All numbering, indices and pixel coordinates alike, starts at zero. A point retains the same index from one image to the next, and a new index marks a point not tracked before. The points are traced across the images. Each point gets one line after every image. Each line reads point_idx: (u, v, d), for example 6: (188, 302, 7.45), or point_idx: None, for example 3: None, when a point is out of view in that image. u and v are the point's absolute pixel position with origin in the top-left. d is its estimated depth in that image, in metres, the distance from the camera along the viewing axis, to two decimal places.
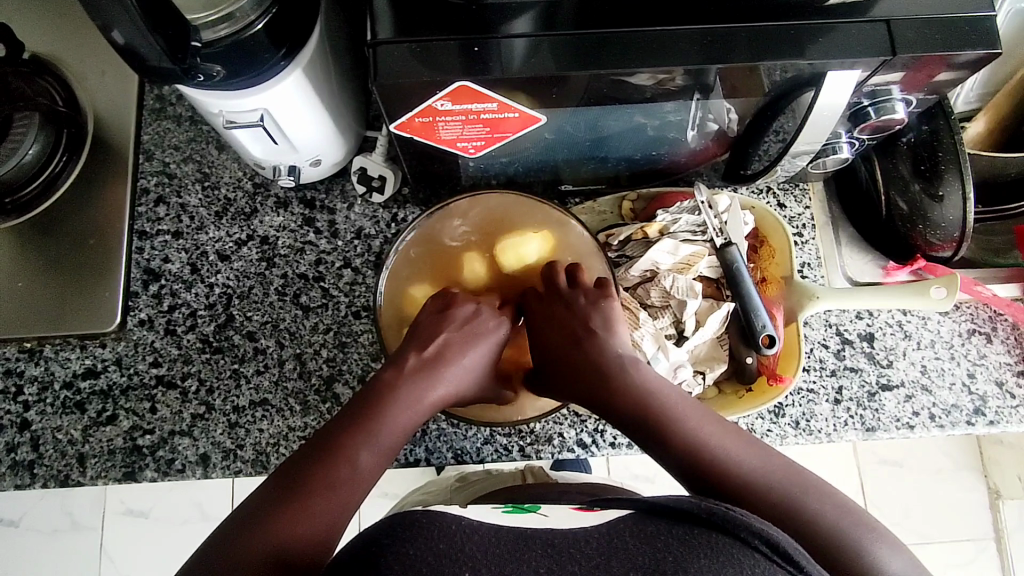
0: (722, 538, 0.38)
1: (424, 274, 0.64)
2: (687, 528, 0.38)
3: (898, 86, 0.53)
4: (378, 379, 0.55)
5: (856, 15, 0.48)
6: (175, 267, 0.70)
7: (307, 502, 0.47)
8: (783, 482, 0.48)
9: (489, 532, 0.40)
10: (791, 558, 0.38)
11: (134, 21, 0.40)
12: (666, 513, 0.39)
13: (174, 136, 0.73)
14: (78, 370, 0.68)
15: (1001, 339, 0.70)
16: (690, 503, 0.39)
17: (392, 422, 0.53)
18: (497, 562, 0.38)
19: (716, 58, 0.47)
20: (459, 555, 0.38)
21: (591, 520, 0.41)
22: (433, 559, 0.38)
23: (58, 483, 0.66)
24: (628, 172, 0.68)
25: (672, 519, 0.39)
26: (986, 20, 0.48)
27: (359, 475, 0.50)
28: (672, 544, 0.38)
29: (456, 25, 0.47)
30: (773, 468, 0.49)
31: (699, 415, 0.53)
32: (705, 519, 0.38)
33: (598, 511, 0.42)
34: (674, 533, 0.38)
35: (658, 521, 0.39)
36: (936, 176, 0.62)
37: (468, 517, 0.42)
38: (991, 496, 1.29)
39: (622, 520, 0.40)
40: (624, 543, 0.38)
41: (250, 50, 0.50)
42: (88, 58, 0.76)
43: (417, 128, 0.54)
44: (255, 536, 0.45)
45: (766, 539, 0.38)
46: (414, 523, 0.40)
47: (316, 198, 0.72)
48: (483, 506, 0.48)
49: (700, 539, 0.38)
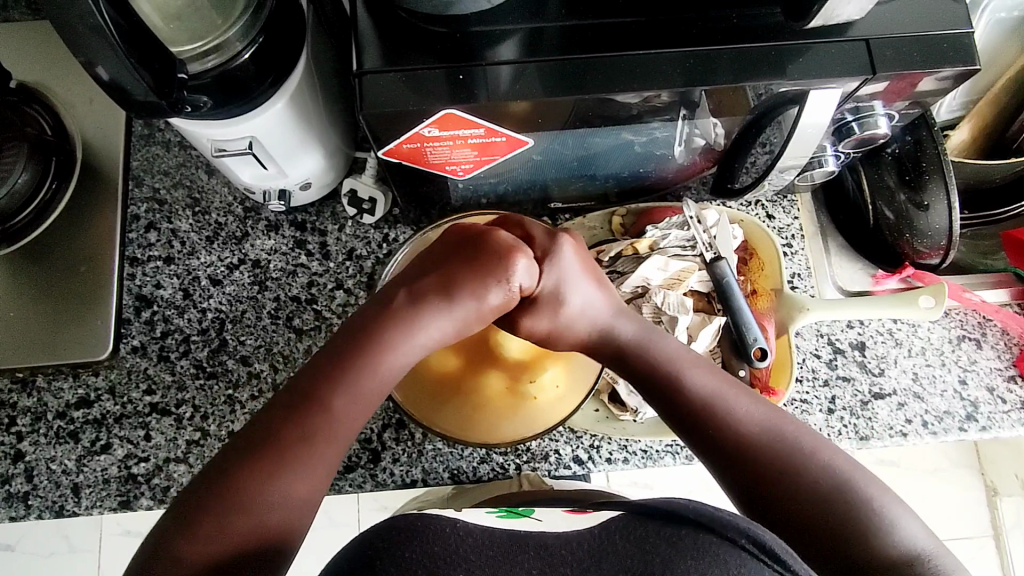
0: (711, 539, 0.39)
1: None
2: (678, 529, 0.39)
3: (880, 100, 0.54)
4: (321, 382, 0.48)
5: (836, 34, 0.48)
6: (167, 293, 0.70)
7: (263, 486, 0.44)
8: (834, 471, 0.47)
9: (482, 534, 0.41)
10: (783, 559, 0.39)
11: (119, 56, 0.41)
12: (657, 516, 0.40)
13: (163, 162, 0.73)
14: (71, 399, 0.68)
15: (991, 344, 0.71)
16: (681, 506, 0.40)
17: (366, 382, 0.49)
18: (491, 562, 0.39)
19: (700, 80, 0.48)
20: (454, 556, 0.39)
21: (583, 523, 0.42)
22: (428, 560, 0.39)
23: (52, 514, 0.65)
24: (617, 188, 0.68)
25: (663, 520, 0.40)
26: (964, 36, 0.48)
27: (315, 454, 0.46)
28: (660, 546, 0.39)
29: (441, 53, 0.48)
30: (832, 455, 0.48)
31: (741, 396, 0.52)
32: (695, 520, 0.40)
33: (592, 513, 0.43)
34: (665, 536, 0.39)
35: (648, 523, 0.40)
36: (920, 186, 0.63)
37: (461, 519, 0.42)
38: (987, 493, 1.28)
39: (613, 522, 0.41)
40: (614, 544, 0.39)
41: (237, 80, 0.51)
42: (75, 86, 0.76)
43: (405, 153, 0.54)
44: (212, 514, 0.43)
45: (757, 539, 0.39)
46: (406, 528, 0.40)
47: (308, 220, 0.72)
48: (475, 510, 0.48)
49: (688, 540, 0.39)
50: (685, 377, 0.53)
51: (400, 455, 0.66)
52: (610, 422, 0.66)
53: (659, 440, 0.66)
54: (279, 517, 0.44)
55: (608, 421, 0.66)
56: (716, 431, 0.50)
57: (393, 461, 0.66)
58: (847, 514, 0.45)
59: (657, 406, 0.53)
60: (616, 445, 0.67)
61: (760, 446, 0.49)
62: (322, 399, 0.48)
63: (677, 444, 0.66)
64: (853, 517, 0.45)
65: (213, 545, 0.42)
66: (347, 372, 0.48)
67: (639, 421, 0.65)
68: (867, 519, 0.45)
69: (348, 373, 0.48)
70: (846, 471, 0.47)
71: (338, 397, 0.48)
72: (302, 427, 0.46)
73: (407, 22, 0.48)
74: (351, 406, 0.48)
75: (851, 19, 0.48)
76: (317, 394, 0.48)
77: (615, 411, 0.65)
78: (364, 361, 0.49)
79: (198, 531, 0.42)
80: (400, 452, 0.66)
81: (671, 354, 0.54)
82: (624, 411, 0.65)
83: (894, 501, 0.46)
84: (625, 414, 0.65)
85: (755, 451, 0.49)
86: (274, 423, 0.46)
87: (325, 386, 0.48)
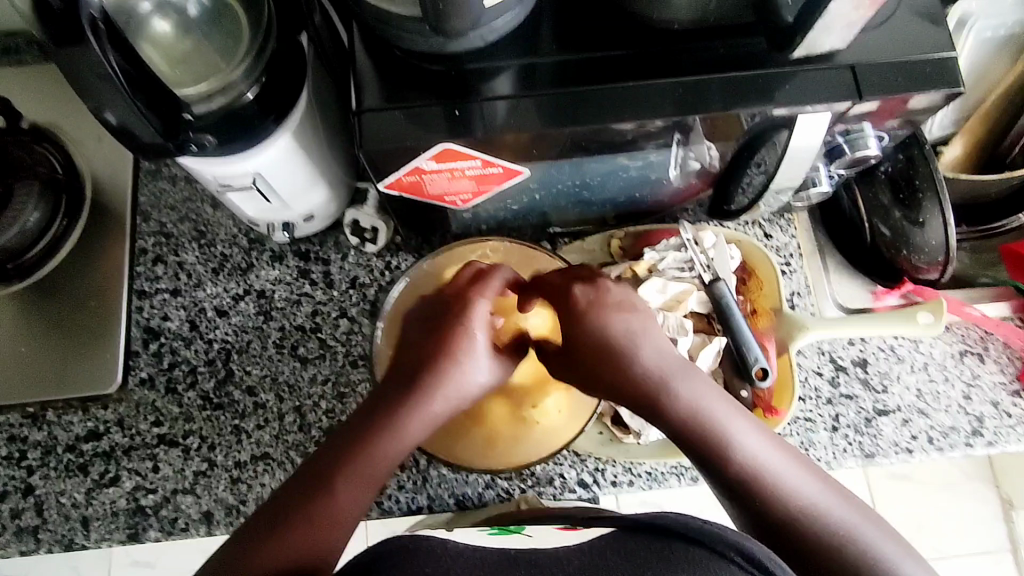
0: (699, 552, 0.41)
1: None
2: (663, 543, 0.42)
3: (869, 122, 0.54)
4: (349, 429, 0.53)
5: (823, 62, 0.49)
6: (174, 324, 0.71)
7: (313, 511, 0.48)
8: (822, 507, 0.48)
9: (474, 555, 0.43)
10: (763, 566, 0.42)
11: (127, 102, 0.42)
12: (645, 530, 0.43)
13: (170, 197, 0.75)
14: (81, 432, 0.68)
15: (994, 358, 0.70)
16: (670, 519, 0.43)
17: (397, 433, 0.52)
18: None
19: (691, 109, 0.49)
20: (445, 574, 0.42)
21: (574, 539, 0.45)
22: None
23: (62, 547, 0.66)
24: (614, 212, 0.69)
25: (650, 535, 0.43)
26: (949, 60, 0.50)
27: (356, 488, 0.49)
28: (650, 558, 0.41)
29: (438, 90, 0.49)
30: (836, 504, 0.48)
31: (750, 432, 0.52)
32: (682, 534, 0.42)
33: (581, 529, 0.47)
34: (652, 548, 0.42)
35: (638, 536, 0.43)
36: (915, 203, 0.64)
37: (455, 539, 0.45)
38: (1003, 507, 1.24)
39: (603, 537, 0.44)
40: (605, 558, 0.42)
41: (241, 119, 0.52)
42: (84, 126, 0.78)
43: (404, 185, 0.55)
44: (258, 543, 0.46)
45: (741, 551, 0.42)
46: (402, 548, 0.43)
47: (311, 250, 0.73)
48: (469, 530, 0.51)
49: (678, 554, 0.41)
50: (719, 424, 0.52)
51: (405, 482, 0.66)
52: (613, 445, 0.66)
53: (664, 462, 0.66)
54: (322, 540, 0.47)
55: (611, 443, 0.66)
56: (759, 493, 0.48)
57: (398, 488, 0.66)
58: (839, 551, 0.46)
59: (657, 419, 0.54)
60: (621, 467, 0.67)
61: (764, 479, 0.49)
62: (359, 441, 0.52)
63: (682, 466, 0.66)
64: (843, 551, 0.46)
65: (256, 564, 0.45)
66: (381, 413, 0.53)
67: (643, 443, 0.65)
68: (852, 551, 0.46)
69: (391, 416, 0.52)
70: (841, 514, 0.48)
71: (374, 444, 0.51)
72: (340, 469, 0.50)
73: (404, 61, 0.49)
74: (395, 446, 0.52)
75: (835, 47, 0.49)
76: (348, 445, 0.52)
77: (619, 433, 0.65)
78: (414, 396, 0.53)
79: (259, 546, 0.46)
80: (405, 479, 0.66)
81: (679, 383, 0.54)
82: (628, 433, 0.65)
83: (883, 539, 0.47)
84: (628, 436, 0.65)
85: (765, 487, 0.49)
86: (311, 470, 0.51)
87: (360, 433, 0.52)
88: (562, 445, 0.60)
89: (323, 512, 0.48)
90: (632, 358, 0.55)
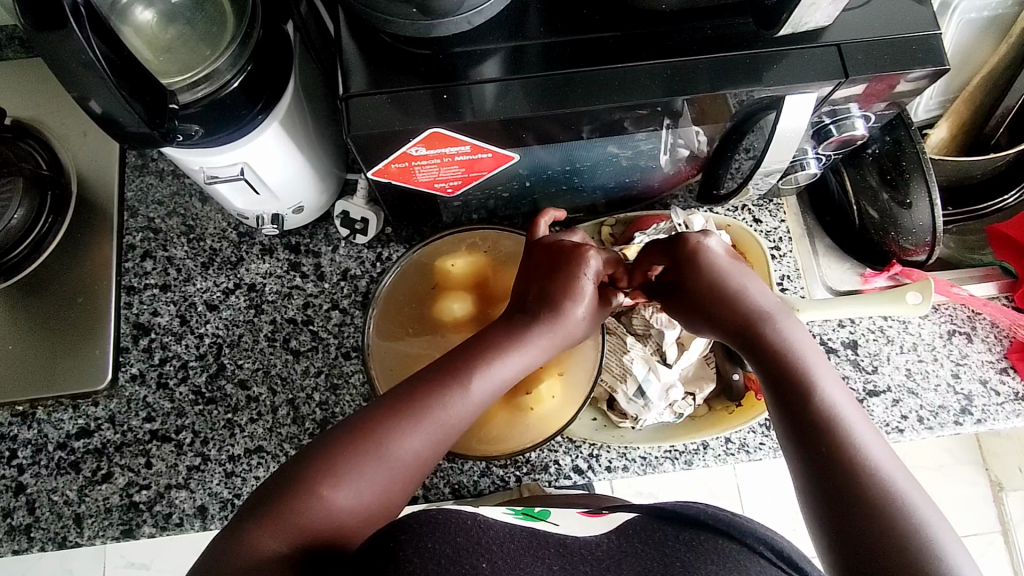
0: (728, 544, 0.42)
1: (399, 325, 0.64)
2: (693, 534, 0.43)
3: (856, 103, 0.55)
4: (385, 402, 0.51)
5: (808, 41, 0.50)
6: (164, 319, 0.71)
7: (330, 489, 0.47)
8: (890, 478, 0.45)
9: (502, 531, 0.43)
10: (794, 563, 0.42)
11: (112, 91, 0.42)
12: (675, 521, 0.44)
13: (157, 192, 0.74)
14: (72, 430, 0.68)
15: (981, 338, 0.71)
16: (697, 510, 0.44)
17: (437, 415, 0.50)
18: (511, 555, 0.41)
19: (679, 89, 0.49)
20: (477, 547, 0.41)
21: (600, 528, 0.46)
22: (451, 551, 0.40)
23: (55, 546, 0.66)
24: (605, 198, 0.70)
25: (681, 526, 0.44)
26: (933, 38, 0.50)
27: (378, 472, 0.48)
28: (680, 550, 0.42)
29: (425, 75, 0.49)
30: (905, 479, 0.45)
31: (847, 397, 0.49)
32: (711, 526, 0.43)
33: (607, 517, 0.48)
34: (683, 539, 0.43)
35: (665, 527, 0.44)
36: (903, 184, 0.64)
37: (483, 515, 0.44)
38: (993, 489, 1.25)
39: (633, 524, 0.45)
40: (634, 547, 0.43)
41: (228, 108, 0.52)
42: (68, 120, 0.77)
43: (393, 173, 0.55)
44: (280, 513, 0.45)
45: (772, 546, 0.42)
46: (433, 520, 0.41)
47: (301, 243, 0.73)
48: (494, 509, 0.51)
49: (707, 545, 0.42)
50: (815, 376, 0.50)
51: None
52: (608, 430, 0.66)
53: (657, 447, 0.66)
54: (336, 524, 0.46)
55: (606, 429, 0.66)
56: (835, 443, 0.47)
57: None
58: (894, 522, 0.43)
59: (747, 356, 0.53)
60: (616, 452, 0.67)
61: (837, 425, 0.48)
62: (394, 420, 0.49)
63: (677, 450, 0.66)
64: (895, 521, 0.43)
65: (272, 540, 0.44)
66: (424, 390, 0.51)
67: (638, 428, 0.65)
68: (897, 517, 0.43)
69: (437, 398, 0.51)
70: (909, 490, 0.44)
71: (406, 430, 0.49)
72: (365, 447, 0.48)
73: (391, 46, 0.49)
74: (434, 425, 0.50)
75: (821, 26, 0.49)
76: (382, 420, 0.49)
77: (614, 419, 0.65)
78: (466, 378, 0.52)
79: (276, 521, 0.45)
80: None
81: (788, 329, 0.53)
82: (624, 418, 0.65)
83: (940, 521, 0.43)
84: (623, 421, 0.65)
85: (832, 436, 0.47)
86: (338, 440, 0.49)
87: (396, 410, 0.50)
88: (559, 428, 0.60)
89: (342, 495, 0.47)
90: (746, 298, 0.54)
